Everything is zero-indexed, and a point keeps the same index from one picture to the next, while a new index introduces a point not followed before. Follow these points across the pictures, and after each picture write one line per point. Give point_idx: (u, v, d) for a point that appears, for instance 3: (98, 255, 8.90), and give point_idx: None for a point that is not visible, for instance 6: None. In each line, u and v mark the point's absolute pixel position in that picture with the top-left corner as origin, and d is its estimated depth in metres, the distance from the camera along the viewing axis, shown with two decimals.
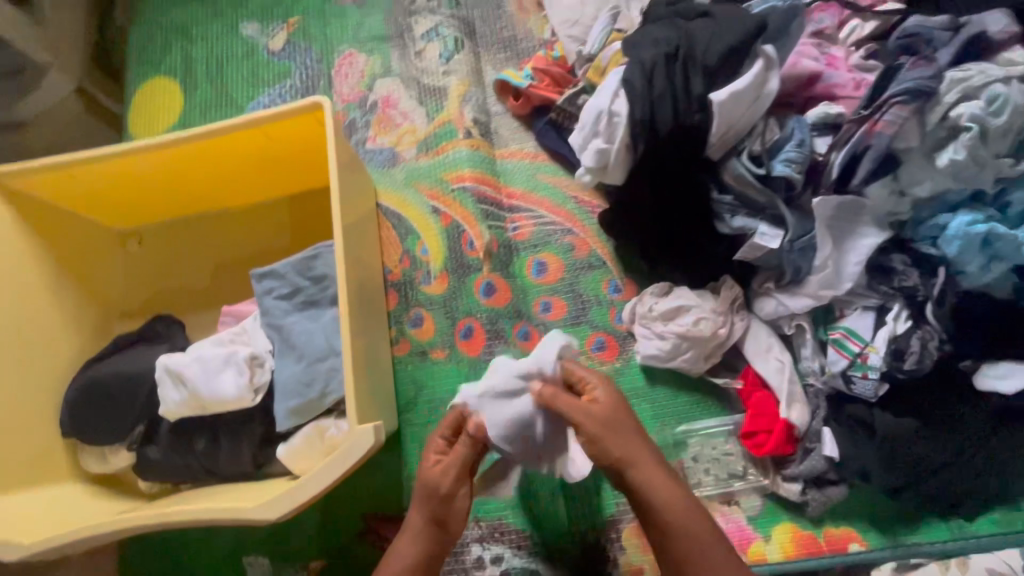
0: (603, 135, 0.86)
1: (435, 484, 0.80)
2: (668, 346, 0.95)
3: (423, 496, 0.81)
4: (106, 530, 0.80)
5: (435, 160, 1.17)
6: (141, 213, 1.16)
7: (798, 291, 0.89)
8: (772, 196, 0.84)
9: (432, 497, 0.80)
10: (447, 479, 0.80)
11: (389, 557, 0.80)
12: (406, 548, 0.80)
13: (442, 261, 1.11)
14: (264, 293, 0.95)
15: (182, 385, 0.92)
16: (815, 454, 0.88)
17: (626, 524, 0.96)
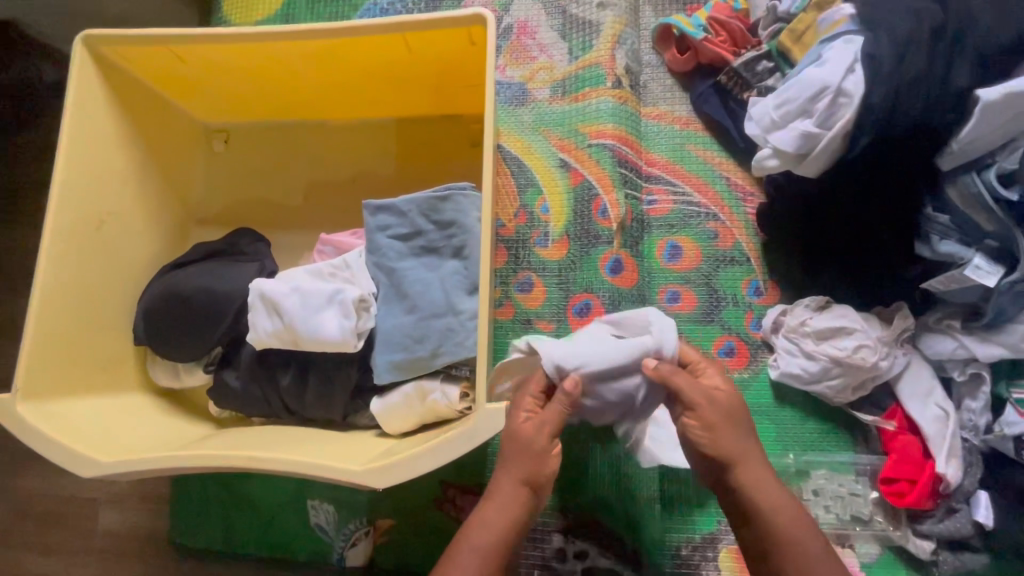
0: (815, 117, 0.74)
1: (528, 443, 0.68)
2: (816, 368, 0.84)
3: (512, 457, 0.68)
4: (192, 463, 0.73)
5: (572, 106, 1.02)
6: (236, 108, 1.06)
7: (990, 337, 0.78)
8: (1007, 227, 0.70)
9: (526, 458, 0.68)
10: (542, 438, 0.68)
11: (470, 527, 0.67)
12: (492, 519, 0.66)
13: (564, 224, 0.99)
14: (377, 229, 0.84)
15: (277, 315, 0.82)
16: (961, 516, 0.79)
17: (725, 544, 0.89)
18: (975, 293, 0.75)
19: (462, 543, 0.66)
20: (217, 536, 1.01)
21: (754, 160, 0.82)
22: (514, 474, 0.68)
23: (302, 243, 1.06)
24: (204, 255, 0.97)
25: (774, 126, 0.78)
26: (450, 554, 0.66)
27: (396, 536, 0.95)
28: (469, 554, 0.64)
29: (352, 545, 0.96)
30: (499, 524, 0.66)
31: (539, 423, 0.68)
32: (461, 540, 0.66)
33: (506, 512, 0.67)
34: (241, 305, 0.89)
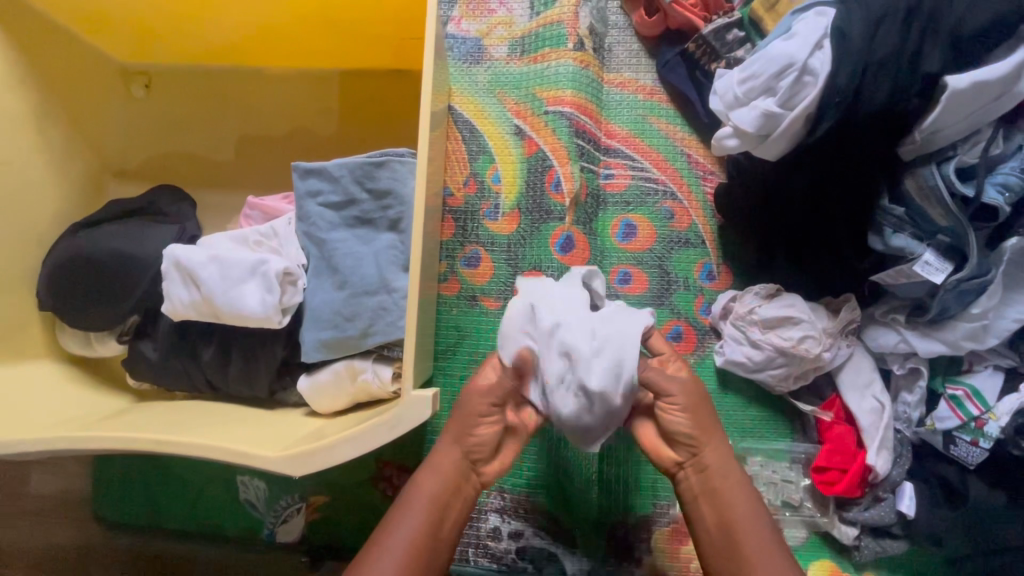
0: (777, 96, 0.69)
1: (467, 406, 0.66)
2: (761, 357, 0.82)
3: (451, 420, 0.68)
4: (93, 442, 0.68)
5: (530, 68, 0.95)
6: (157, 48, 0.95)
7: (931, 334, 0.77)
8: (961, 223, 0.68)
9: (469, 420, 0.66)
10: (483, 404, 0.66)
11: (411, 490, 0.65)
12: (433, 483, 0.65)
13: (515, 196, 0.93)
14: (307, 195, 0.77)
15: (193, 284, 0.75)
16: (886, 505, 0.80)
17: (661, 526, 0.88)
18: (922, 289, 0.74)
19: (405, 505, 0.64)
20: (143, 508, 0.98)
21: (714, 138, 0.77)
22: (452, 435, 0.67)
23: (233, 204, 0.98)
24: (118, 214, 0.89)
25: (736, 103, 0.73)
26: (389, 518, 0.64)
27: (329, 513, 0.92)
28: (407, 514, 0.63)
29: (284, 522, 0.93)
30: (436, 486, 0.65)
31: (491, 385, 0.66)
32: (404, 501, 0.65)
33: (445, 475, 0.66)
34: (157, 272, 0.81)
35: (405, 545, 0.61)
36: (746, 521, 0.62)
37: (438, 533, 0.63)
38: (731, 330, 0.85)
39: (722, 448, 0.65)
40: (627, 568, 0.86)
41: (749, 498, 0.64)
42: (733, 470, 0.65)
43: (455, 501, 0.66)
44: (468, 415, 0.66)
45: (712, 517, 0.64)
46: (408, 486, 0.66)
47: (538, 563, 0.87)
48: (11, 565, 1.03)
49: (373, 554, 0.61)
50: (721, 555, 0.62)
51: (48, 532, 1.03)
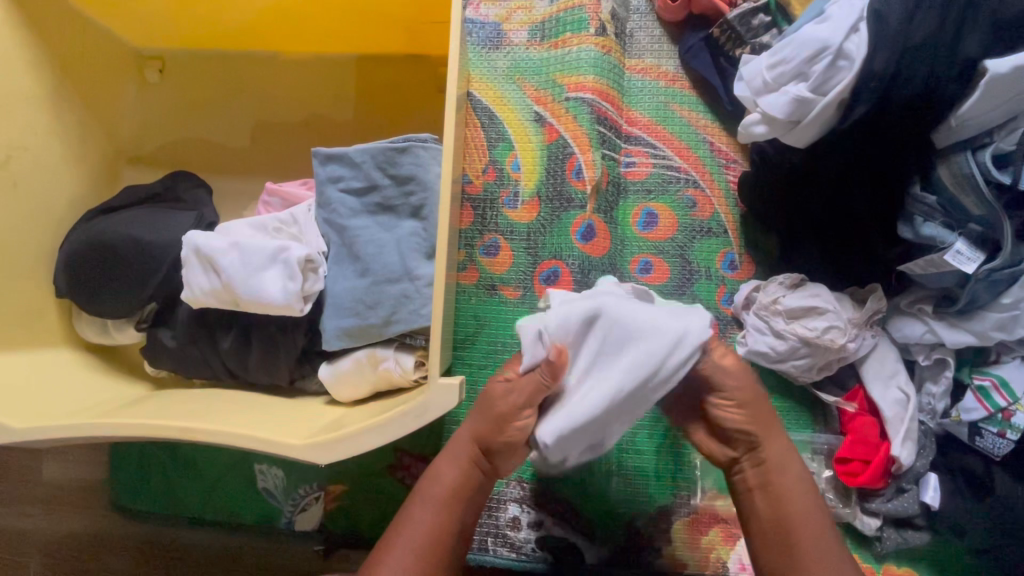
0: (810, 81, 0.68)
1: (491, 401, 0.66)
2: (784, 347, 0.81)
3: (475, 414, 0.68)
4: (116, 429, 0.67)
5: (551, 54, 0.94)
6: (172, 31, 0.94)
7: (960, 324, 0.77)
8: (995, 212, 0.66)
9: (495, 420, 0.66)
10: (507, 403, 0.65)
11: (429, 481, 0.66)
12: (450, 472, 0.67)
13: (535, 184, 0.92)
14: (328, 181, 0.76)
15: (213, 270, 0.75)
16: (909, 497, 0.80)
17: (680, 518, 0.87)
18: (950, 278, 0.73)
19: (422, 495, 0.65)
20: (159, 497, 0.97)
21: (741, 124, 0.76)
22: (472, 431, 0.68)
23: (248, 192, 0.97)
24: (134, 200, 0.88)
25: (765, 89, 0.72)
26: (407, 508, 0.65)
27: (347, 502, 0.92)
28: (422, 507, 0.64)
29: (302, 510, 0.93)
30: (454, 479, 0.66)
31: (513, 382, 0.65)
32: (421, 491, 0.66)
33: (464, 469, 0.67)
34: (176, 258, 0.81)
35: (417, 543, 0.62)
36: (800, 517, 0.63)
37: (450, 527, 0.64)
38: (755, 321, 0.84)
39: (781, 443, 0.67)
40: (647, 559, 0.86)
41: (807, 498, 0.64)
42: (792, 464, 0.66)
43: (469, 496, 0.67)
44: (492, 415, 0.65)
45: (764, 509, 0.65)
46: (426, 477, 0.67)
47: (558, 552, 0.86)
48: (27, 552, 1.03)
49: (391, 543, 0.62)
50: (770, 547, 0.63)
51: (65, 520, 1.03)
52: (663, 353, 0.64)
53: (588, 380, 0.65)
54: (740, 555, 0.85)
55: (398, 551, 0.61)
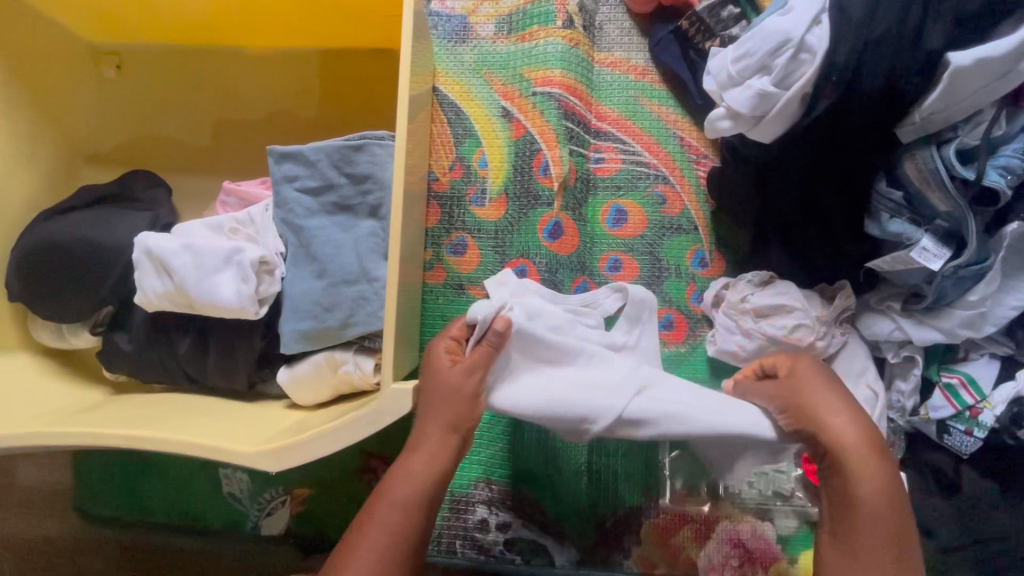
0: (773, 74, 0.66)
1: (451, 387, 0.62)
2: (753, 346, 0.80)
3: (435, 403, 0.62)
4: (63, 438, 0.65)
5: (517, 47, 0.92)
6: (128, 26, 0.91)
7: (927, 321, 0.75)
8: (959, 208, 0.65)
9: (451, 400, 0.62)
10: (468, 382, 0.63)
11: (394, 480, 0.61)
12: (418, 468, 0.61)
13: (502, 181, 0.91)
14: (283, 180, 0.74)
15: (166, 273, 0.73)
16: None
17: (649, 518, 0.86)
18: (918, 274, 0.72)
19: (384, 496, 0.60)
20: (124, 502, 0.96)
21: (707, 120, 0.74)
22: (441, 421, 0.62)
23: (210, 191, 0.95)
24: (91, 200, 0.85)
25: (730, 82, 0.69)
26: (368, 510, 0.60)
27: (314, 506, 0.91)
28: (390, 508, 0.59)
29: (268, 514, 0.92)
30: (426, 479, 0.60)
31: (468, 365, 0.63)
32: (384, 492, 0.60)
33: (433, 464, 0.61)
34: (129, 261, 0.78)
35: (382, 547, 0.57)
36: (852, 513, 0.55)
37: (414, 531, 0.59)
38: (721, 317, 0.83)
39: (852, 428, 0.57)
40: (615, 559, 0.85)
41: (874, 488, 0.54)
42: (862, 464, 0.56)
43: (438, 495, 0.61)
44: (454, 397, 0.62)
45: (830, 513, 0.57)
46: (392, 473, 0.61)
47: (527, 554, 0.86)
48: None
49: (351, 548, 0.58)
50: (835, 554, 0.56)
51: (28, 524, 1.01)
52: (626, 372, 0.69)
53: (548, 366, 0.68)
54: (709, 556, 0.85)
55: (356, 561, 0.56)
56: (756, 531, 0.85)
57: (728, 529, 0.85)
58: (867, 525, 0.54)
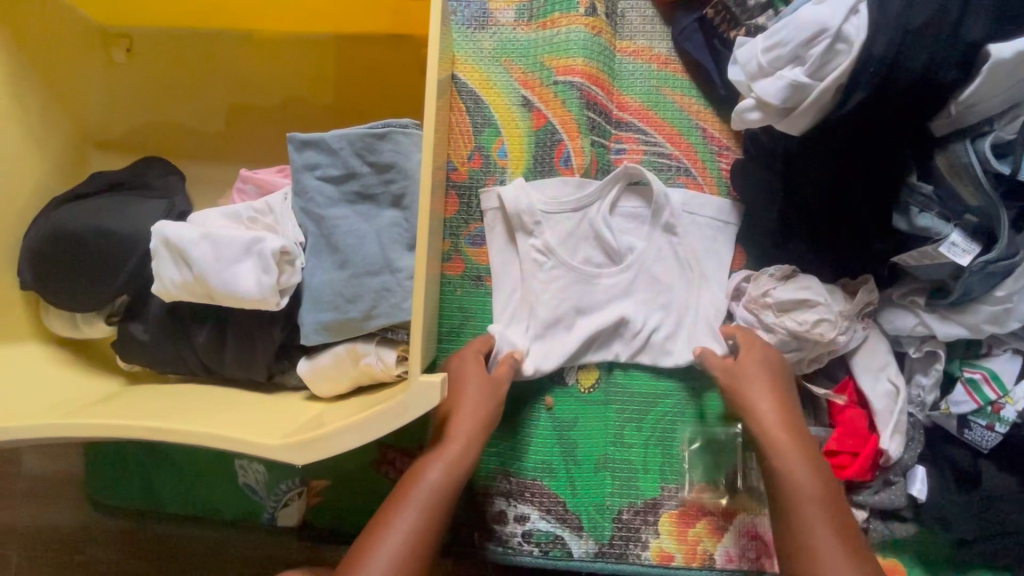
0: (806, 66, 0.65)
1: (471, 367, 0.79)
2: (774, 340, 0.81)
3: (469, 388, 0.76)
4: (82, 430, 0.64)
5: (539, 34, 0.90)
6: (139, 10, 0.89)
7: (951, 316, 0.75)
8: (991, 202, 0.66)
9: (488, 385, 0.77)
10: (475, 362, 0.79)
11: (413, 481, 0.69)
12: (449, 455, 0.71)
13: (522, 172, 0.89)
14: (304, 169, 0.73)
15: (184, 263, 0.71)
16: (896, 489, 0.80)
17: (667, 509, 0.86)
18: (944, 270, 0.71)
19: (420, 481, 0.69)
20: (136, 494, 0.95)
21: (735, 111, 0.74)
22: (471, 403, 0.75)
23: (224, 178, 0.93)
24: (101, 189, 0.84)
25: (760, 73, 0.69)
26: (388, 506, 0.68)
27: (331, 497, 0.90)
28: (416, 499, 0.67)
29: (285, 505, 0.91)
30: (442, 473, 0.69)
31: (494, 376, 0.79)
32: (415, 479, 0.69)
33: (447, 467, 0.70)
34: (145, 251, 0.77)
35: (412, 529, 0.65)
36: (788, 483, 0.69)
37: (438, 514, 0.67)
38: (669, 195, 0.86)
39: (785, 423, 0.74)
40: (633, 552, 0.85)
41: (823, 510, 0.67)
42: (794, 453, 0.71)
43: (451, 499, 0.69)
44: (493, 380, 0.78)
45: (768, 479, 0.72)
46: (410, 478, 0.69)
47: (544, 545, 0.85)
48: (9, 544, 1.02)
49: (386, 522, 0.66)
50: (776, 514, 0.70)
51: (51, 512, 1.02)
52: (613, 289, 0.86)
53: (558, 340, 0.85)
54: (726, 547, 0.85)
55: (389, 532, 0.64)
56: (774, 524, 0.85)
57: (746, 522, 0.85)
58: (799, 491, 0.69)
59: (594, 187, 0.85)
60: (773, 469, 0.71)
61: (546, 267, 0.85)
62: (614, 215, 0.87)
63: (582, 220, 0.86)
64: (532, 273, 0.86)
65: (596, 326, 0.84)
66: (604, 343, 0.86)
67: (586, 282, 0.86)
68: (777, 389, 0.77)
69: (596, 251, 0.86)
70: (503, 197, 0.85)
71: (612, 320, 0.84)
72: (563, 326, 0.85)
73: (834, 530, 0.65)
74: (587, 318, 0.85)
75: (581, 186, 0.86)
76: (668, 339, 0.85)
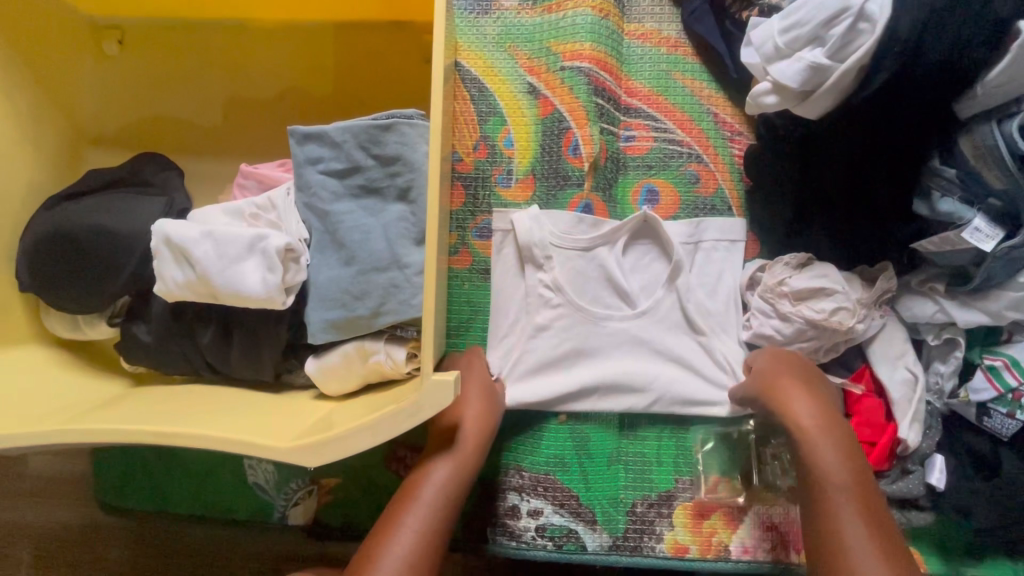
0: (826, 46, 0.63)
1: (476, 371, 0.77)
2: (790, 330, 0.78)
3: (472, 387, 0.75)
4: (87, 435, 0.63)
5: (544, 19, 0.87)
6: (130, 0, 0.86)
7: (973, 303, 0.74)
8: (1017, 186, 0.62)
9: (488, 392, 0.76)
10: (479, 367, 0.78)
11: (420, 482, 0.69)
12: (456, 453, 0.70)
13: (529, 162, 0.87)
14: (306, 163, 0.71)
15: (187, 262, 0.69)
16: (915, 478, 0.78)
17: (681, 501, 0.85)
18: (967, 256, 0.70)
19: (425, 481, 0.69)
20: (143, 495, 0.94)
21: (750, 95, 0.71)
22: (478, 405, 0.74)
23: (224, 173, 0.91)
24: (99, 187, 0.82)
25: (777, 55, 0.67)
26: (395, 507, 0.68)
27: (342, 494, 0.90)
28: (422, 500, 0.67)
29: (295, 504, 0.90)
30: (449, 473, 0.69)
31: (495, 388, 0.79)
32: (421, 479, 0.69)
33: (454, 467, 0.69)
34: (146, 250, 0.75)
35: (421, 529, 0.65)
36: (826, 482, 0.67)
37: (447, 516, 0.67)
38: (678, 229, 0.85)
39: (824, 418, 0.71)
40: (647, 544, 0.84)
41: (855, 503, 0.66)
42: (832, 451, 0.69)
43: (458, 498, 0.69)
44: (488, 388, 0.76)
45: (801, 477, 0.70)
46: (417, 480, 0.69)
47: (558, 540, 0.85)
48: (19, 544, 1.02)
49: (395, 522, 0.66)
50: (808, 513, 0.68)
51: (60, 511, 1.02)
52: (620, 340, 0.85)
53: (550, 381, 0.84)
54: (741, 539, 0.84)
55: (397, 533, 0.64)
56: (789, 514, 0.84)
57: (762, 514, 0.84)
58: (835, 490, 0.67)
59: (607, 229, 0.84)
60: (807, 466, 0.69)
61: (551, 304, 0.84)
62: (625, 255, 0.86)
63: (591, 261, 0.85)
64: (536, 307, 0.84)
65: (595, 376, 0.84)
66: (603, 395, 0.84)
67: (592, 329, 0.84)
68: (813, 383, 0.73)
69: (607, 295, 0.85)
70: (518, 223, 0.83)
71: (618, 370, 0.84)
72: (560, 367, 0.84)
73: (866, 523, 0.65)
74: (592, 362, 0.85)
75: (597, 226, 0.84)
76: (681, 388, 0.84)
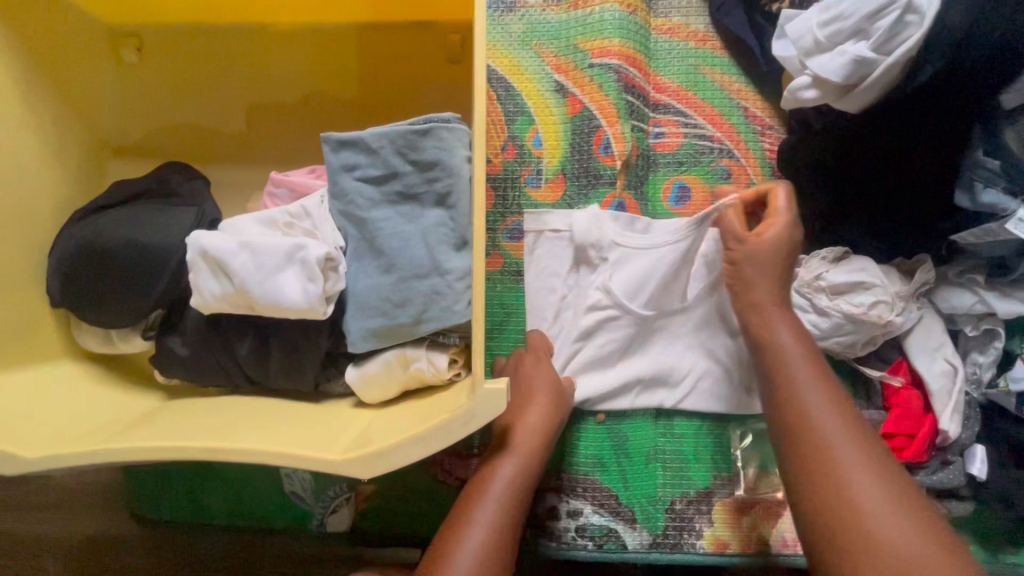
0: (871, 39, 0.63)
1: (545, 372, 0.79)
2: (828, 325, 0.78)
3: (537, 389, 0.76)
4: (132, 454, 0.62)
5: (570, 15, 0.86)
6: (150, 7, 0.84)
7: (1012, 293, 0.74)
8: None
9: (555, 390, 0.77)
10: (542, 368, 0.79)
11: (488, 478, 0.68)
12: (523, 449, 0.71)
13: (559, 161, 0.86)
14: (342, 169, 0.70)
15: (224, 274, 0.68)
16: (955, 469, 0.79)
17: (720, 498, 0.85)
18: (1009, 246, 0.70)
19: (493, 478, 0.68)
20: (178, 507, 0.93)
21: (788, 89, 0.72)
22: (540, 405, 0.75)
23: (249, 180, 0.90)
24: (128, 198, 0.81)
25: (817, 49, 0.67)
26: (463, 505, 0.66)
27: (379, 500, 0.89)
28: (490, 494, 0.66)
29: (333, 512, 0.90)
30: (515, 469, 0.69)
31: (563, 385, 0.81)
32: (488, 477, 0.68)
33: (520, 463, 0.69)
34: (180, 262, 0.74)
35: (490, 521, 0.64)
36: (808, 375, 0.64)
37: (515, 513, 0.66)
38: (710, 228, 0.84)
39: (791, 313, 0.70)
40: (688, 541, 0.84)
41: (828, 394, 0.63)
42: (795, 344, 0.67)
43: (525, 493, 0.68)
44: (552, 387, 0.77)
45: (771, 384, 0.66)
46: (485, 475, 0.68)
47: (598, 540, 0.84)
48: (52, 559, 1.02)
49: (465, 519, 0.64)
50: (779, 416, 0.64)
51: (91, 523, 1.01)
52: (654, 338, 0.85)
53: (606, 375, 0.84)
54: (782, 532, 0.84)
55: (469, 529, 0.63)
56: None
57: None
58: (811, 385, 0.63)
59: (638, 227, 0.83)
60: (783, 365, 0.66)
61: (587, 305, 0.83)
62: None
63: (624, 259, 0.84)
64: (571, 306, 0.84)
65: (633, 373, 0.84)
66: (643, 390, 0.85)
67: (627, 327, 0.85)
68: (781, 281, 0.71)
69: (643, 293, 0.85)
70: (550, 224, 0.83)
71: (652, 368, 0.84)
72: (603, 366, 0.85)
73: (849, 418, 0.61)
74: (629, 360, 0.85)
75: (631, 224, 0.83)
76: (713, 384, 0.85)
